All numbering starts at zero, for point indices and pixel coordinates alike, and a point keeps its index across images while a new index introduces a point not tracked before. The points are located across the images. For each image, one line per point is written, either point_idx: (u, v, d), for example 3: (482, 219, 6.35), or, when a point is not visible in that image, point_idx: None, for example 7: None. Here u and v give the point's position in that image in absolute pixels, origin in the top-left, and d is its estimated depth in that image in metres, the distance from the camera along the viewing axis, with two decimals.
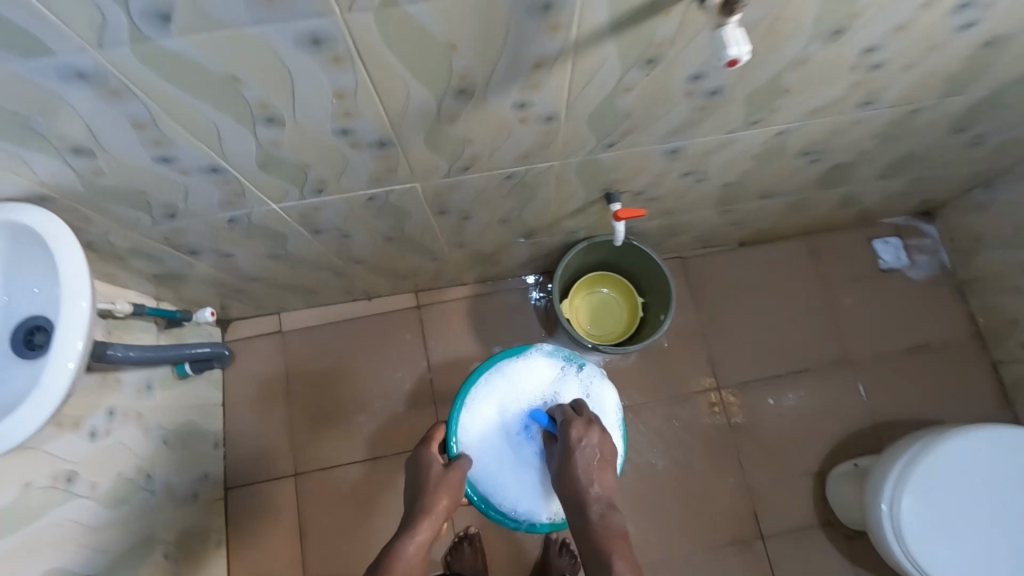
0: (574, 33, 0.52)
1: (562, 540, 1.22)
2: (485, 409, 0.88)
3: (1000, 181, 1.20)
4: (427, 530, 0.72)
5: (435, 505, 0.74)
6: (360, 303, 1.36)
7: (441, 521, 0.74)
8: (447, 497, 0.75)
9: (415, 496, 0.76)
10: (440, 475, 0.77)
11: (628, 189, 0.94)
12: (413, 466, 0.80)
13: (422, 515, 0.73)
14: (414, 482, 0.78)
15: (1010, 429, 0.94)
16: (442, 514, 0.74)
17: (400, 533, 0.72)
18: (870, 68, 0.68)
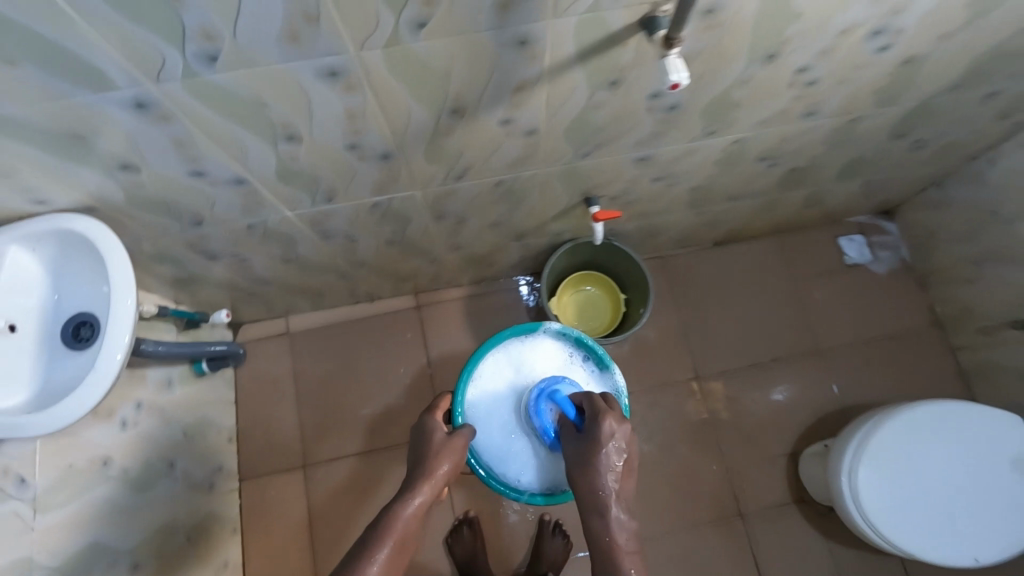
0: (547, 62, 0.63)
1: (555, 521, 1.31)
2: (491, 380, 0.96)
3: (949, 180, 1.32)
4: (426, 492, 0.75)
5: (435, 470, 0.78)
6: (363, 305, 1.46)
7: (440, 486, 0.78)
8: (446, 463, 0.79)
9: (417, 461, 0.80)
10: (441, 443, 0.81)
11: (606, 193, 1.04)
12: (416, 432, 0.84)
13: (423, 478, 0.76)
14: (417, 447, 0.82)
15: (955, 404, 1.05)
16: (441, 479, 0.77)
17: (401, 493, 0.75)
18: (807, 84, 0.79)
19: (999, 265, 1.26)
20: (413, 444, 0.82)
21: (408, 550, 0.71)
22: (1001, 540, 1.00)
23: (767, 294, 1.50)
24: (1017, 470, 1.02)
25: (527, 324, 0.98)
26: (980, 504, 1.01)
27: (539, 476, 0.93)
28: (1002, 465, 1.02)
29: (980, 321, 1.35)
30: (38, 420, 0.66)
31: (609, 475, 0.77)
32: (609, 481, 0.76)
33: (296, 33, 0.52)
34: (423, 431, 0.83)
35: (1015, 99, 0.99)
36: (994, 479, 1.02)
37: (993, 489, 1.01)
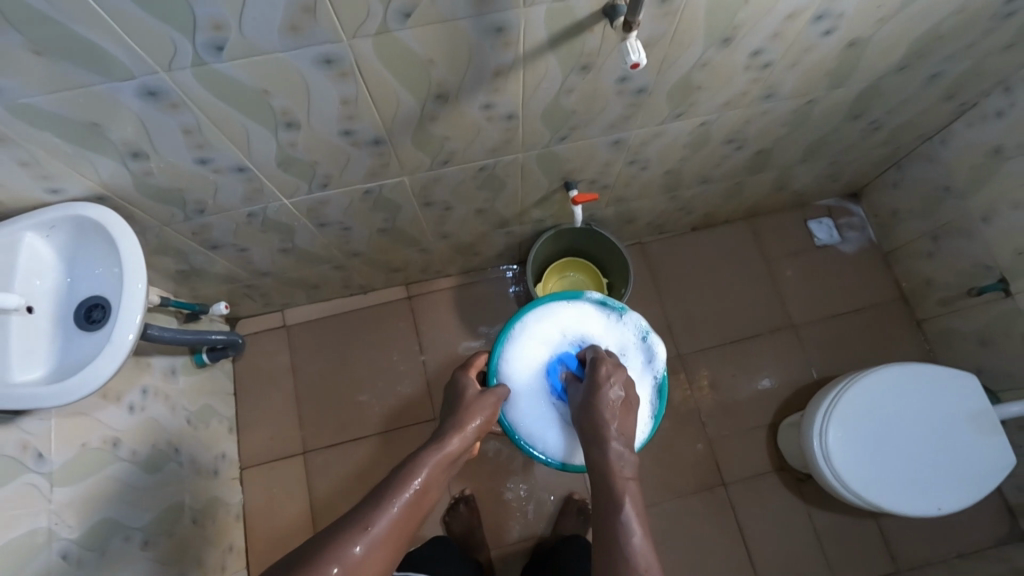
0: (522, 48, 0.69)
1: (579, 503, 1.36)
2: (530, 340, 1.04)
3: (906, 160, 1.40)
4: (459, 439, 0.85)
5: (468, 422, 0.89)
6: (356, 297, 1.51)
7: (472, 439, 0.88)
8: (478, 418, 0.90)
9: (453, 416, 0.91)
10: (474, 398, 0.93)
11: (584, 178, 1.11)
12: (455, 393, 0.97)
13: (458, 427, 0.87)
14: (455, 404, 0.94)
15: (917, 367, 1.12)
16: (473, 431, 0.88)
17: (437, 437, 0.85)
18: (762, 67, 0.86)
19: (955, 237, 1.34)
20: (451, 402, 0.94)
21: (438, 483, 0.80)
22: (960, 490, 1.07)
23: (742, 275, 1.58)
24: (974, 425, 1.09)
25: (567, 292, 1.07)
26: (942, 457, 1.08)
27: (564, 437, 1.01)
28: (961, 420, 1.09)
29: (941, 293, 1.43)
30: (104, 361, 0.72)
31: (609, 415, 0.86)
32: (609, 417, 0.86)
33: (296, 23, 0.58)
34: (460, 390, 0.97)
35: (957, 80, 1.07)
36: (953, 434, 1.09)
37: (952, 443, 1.08)
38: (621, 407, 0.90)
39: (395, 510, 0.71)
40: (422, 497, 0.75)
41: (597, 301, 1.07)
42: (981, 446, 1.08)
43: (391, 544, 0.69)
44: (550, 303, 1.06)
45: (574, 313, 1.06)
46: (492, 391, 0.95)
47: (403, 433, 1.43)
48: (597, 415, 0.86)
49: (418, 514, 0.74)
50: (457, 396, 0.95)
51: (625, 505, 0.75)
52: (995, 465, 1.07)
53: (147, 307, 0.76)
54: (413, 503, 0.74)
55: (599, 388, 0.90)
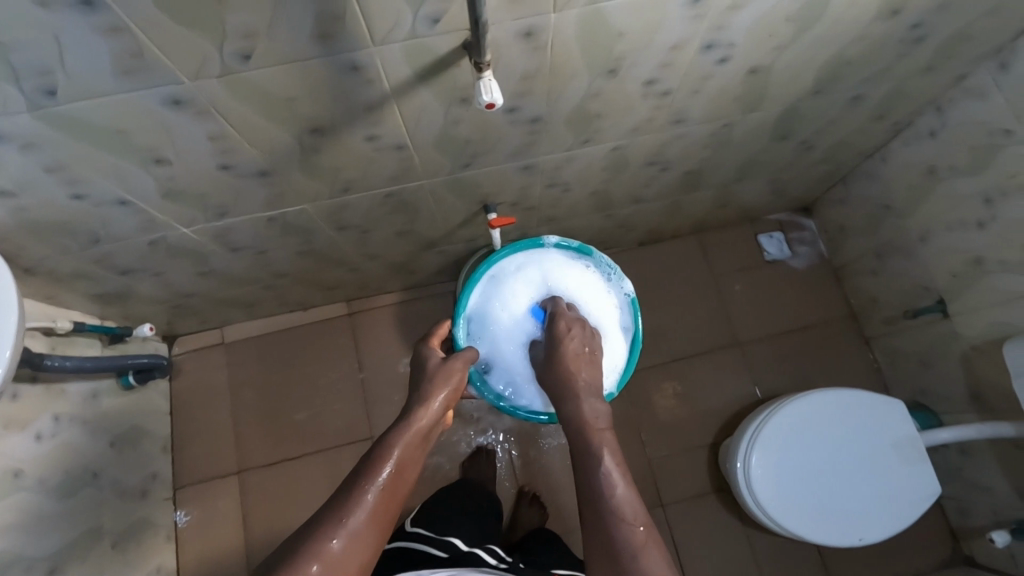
0: (388, 85, 0.68)
1: (533, 492, 1.39)
2: (496, 296, 1.01)
3: (851, 177, 1.38)
4: (428, 415, 0.83)
5: (434, 396, 0.86)
6: (296, 314, 1.50)
7: (441, 412, 0.86)
8: (445, 389, 0.87)
9: (417, 389, 0.88)
10: (438, 368, 0.89)
11: (503, 201, 1.09)
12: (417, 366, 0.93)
13: (424, 402, 0.85)
14: (418, 376, 0.91)
15: (839, 392, 1.10)
16: (440, 404, 0.86)
17: (404, 414, 0.83)
18: (661, 95, 0.84)
19: (896, 256, 1.31)
20: (413, 376, 0.90)
21: (415, 459, 0.79)
22: (880, 521, 1.06)
23: (688, 291, 1.56)
24: (897, 454, 1.08)
25: (527, 241, 1.02)
26: (864, 479, 1.07)
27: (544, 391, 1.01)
28: (887, 449, 1.08)
29: (886, 312, 1.40)
30: None
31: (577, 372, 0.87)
32: (574, 373, 0.87)
33: (127, 67, 0.56)
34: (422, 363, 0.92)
35: (882, 102, 1.04)
36: (878, 462, 1.07)
37: (879, 472, 1.07)
38: (585, 357, 0.90)
39: (371, 497, 0.70)
40: (398, 477, 0.74)
41: (557, 245, 1.03)
42: (906, 477, 1.07)
43: (373, 532, 0.68)
44: (507, 256, 1.02)
45: (534, 262, 1.03)
46: (461, 354, 0.92)
47: (338, 452, 1.42)
48: (566, 373, 0.87)
49: (397, 495, 0.73)
50: (420, 368, 0.91)
51: (602, 458, 0.75)
52: (919, 495, 1.06)
53: (19, 343, 0.75)
54: (389, 489, 0.72)
55: (557, 346, 0.90)
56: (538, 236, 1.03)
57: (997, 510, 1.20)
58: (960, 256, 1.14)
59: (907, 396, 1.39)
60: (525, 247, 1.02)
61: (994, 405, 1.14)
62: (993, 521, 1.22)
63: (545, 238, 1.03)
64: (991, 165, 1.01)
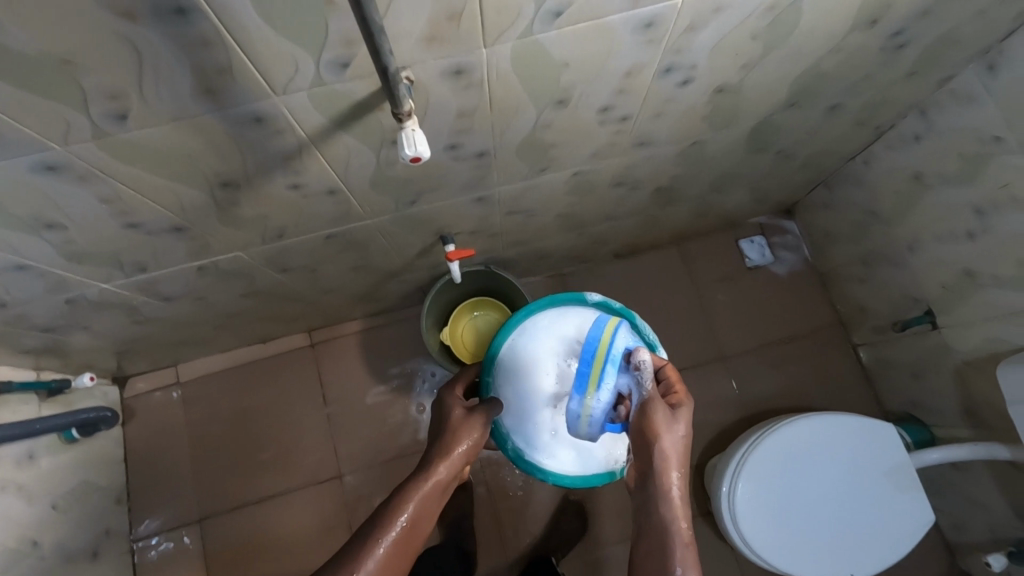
0: (302, 133, 0.59)
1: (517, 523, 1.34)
2: (532, 347, 0.92)
3: (834, 180, 1.30)
4: (448, 466, 0.81)
5: (456, 446, 0.83)
6: (255, 347, 1.41)
7: (460, 465, 0.83)
8: (466, 441, 0.84)
9: (439, 439, 0.86)
10: (462, 419, 0.87)
11: (461, 231, 1.01)
12: (441, 414, 0.90)
13: (444, 453, 0.82)
14: (441, 424, 0.89)
15: (831, 416, 1.05)
16: (461, 456, 0.83)
17: (425, 464, 0.81)
18: (620, 120, 0.76)
19: (883, 265, 1.24)
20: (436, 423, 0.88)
21: (431, 513, 0.76)
22: (869, 553, 1.01)
23: (669, 303, 1.49)
24: (889, 482, 1.03)
25: (568, 295, 0.94)
26: (854, 508, 1.02)
27: (565, 456, 0.92)
28: (877, 476, 1.03)
29: (874, 320, 1.34)
30: None
31: (675, 466, 0.72)
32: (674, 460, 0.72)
33: None
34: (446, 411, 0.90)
35: (864, 109, 0.97)
36: (868, 491, 1.02)
37: (868, 501, 1.02)
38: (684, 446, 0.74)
39: (382, 551, 0.68)
40: (411, 531, 0.72)
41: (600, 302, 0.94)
42: (895, 506, 1.02)
43: None
44: (547, 308, 0.94)
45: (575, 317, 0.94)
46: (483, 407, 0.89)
47: (307, 493, 1.34)
48: (669, 453, 0.72)
49: (411, 549, 0.71)
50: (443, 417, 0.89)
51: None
52: (910, 526, 1.02)
53: None
54: (403, 540, 0.70)
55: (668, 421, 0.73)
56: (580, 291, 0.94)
57: (994, 526, 1.15)
58: (949, 267, 1.08)
59: (899, 406, 1.34)
60: (566, 300, 0.94)
61: (987, 422, 1.09)
62: (990, 537, 1.18)
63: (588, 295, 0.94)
64: (982, 174, 0.94)
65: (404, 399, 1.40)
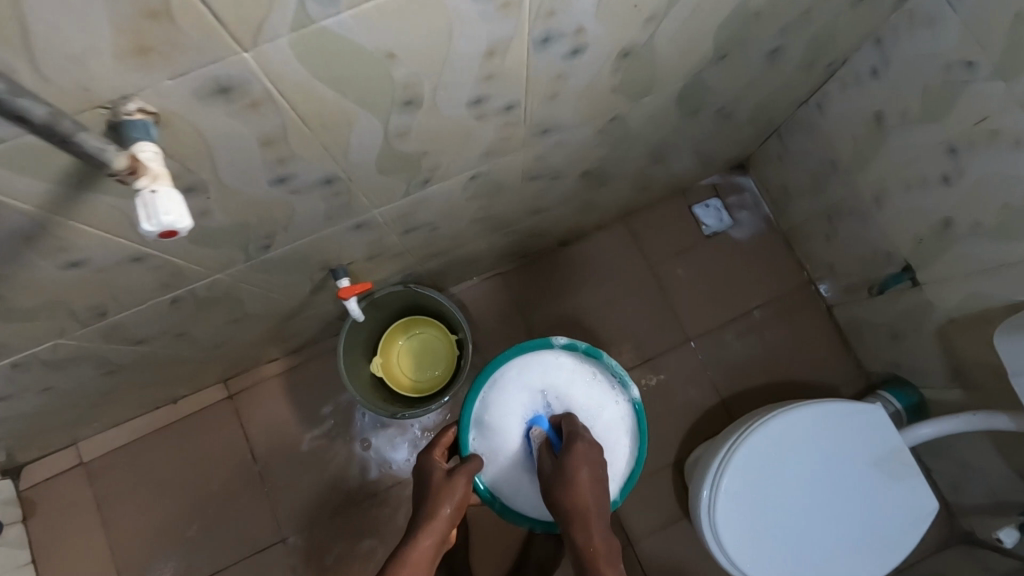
0: (26, 206, 0.41)
1: (490, 556, 1.21)
2: (506, 399, 0.92)
3: (786, 129, 1.15)
4: (432, 533, 0.78)
5: (439, 510, 0.80)
6: (166, 409, 1.24)
7: (447, 527, 0.79)
8: (449, 502, 0.80)
9: (422, 501, 0.82)
10: (441, 482, 0.82)
11: (353, 261, 0.84)
12: (420, 476, 0.86)
13: (428, 518, 0.79)
14: (422, 487, 0.84)
15: (824, 404, 0.92)
16: (447, 518, 0.79)
17: (409, 531, 0.79)
18: (505, 110, 0.59)
19: (849, 219, 1.11)
20: (417, 486, 0.84)
21: None
22: (866, 554, 0.90)
23: (623, 287, 1.34)
24: (887, 474, 0.91)
25: (534, 341, 0.93)
26: (849, 502, 0.90)
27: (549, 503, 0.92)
28: (873, 468, 0.91)
29: (845, 279, 1.22)
30: None
31: (586, 507, 0.71)
32: (582, 504, 0.72)
33: None
34: (425, 475, 0.86)
35: (809, 48, 0.81)
36: (862, 484, 0.91)
37: (860, 496, 0.91)
38: (596, 488, 0.73)
39: None
40: None
41: (567, 346, 0.94)
42: (890, 498, 0.91)
43: None
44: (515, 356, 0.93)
45: (542, 365, 0.94)
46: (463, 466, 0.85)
47: (247, 564, 1.19)
48: (572, 501, 0.72)
49: None
50: (423, 480, 0.84)
51: None
52: (908, 518, 0.90)
53: None
54: None
55: (567, 472, 0.73)
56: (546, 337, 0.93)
57: (995, 491, 1.05)
58: (922, 217, 0.94)
59: (882, 367, 1.23)
60: (533, 347, 0.93)
61: (979, 385, 0.97)
62: (991, 501, 1.08)
63: (554, 338, 0.94)
64: (952, 108, 0.79)
65: (343, 440, 1.25)
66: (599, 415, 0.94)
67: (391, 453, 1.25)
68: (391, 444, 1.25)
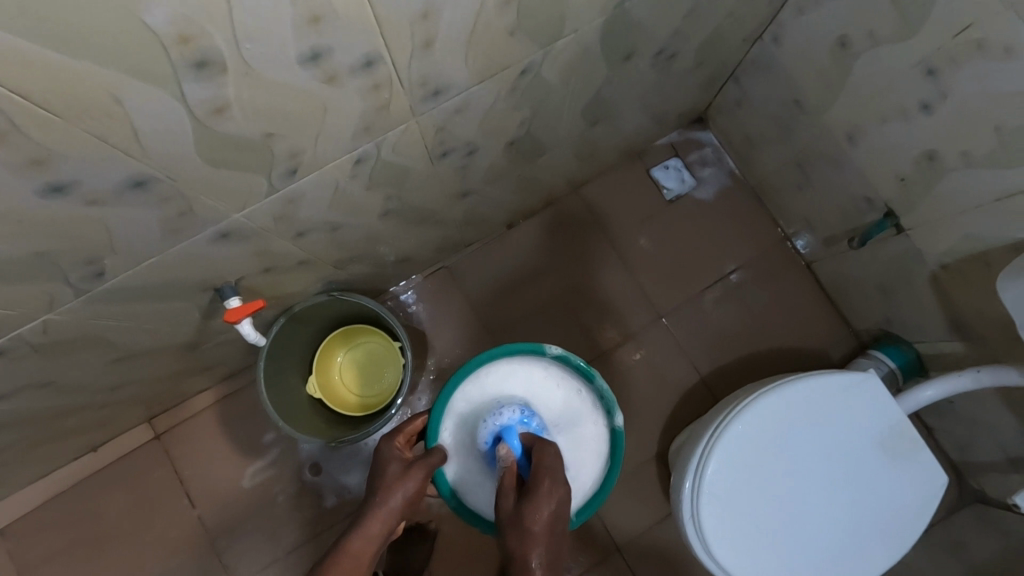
0: None
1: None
2: (482, 396, 0.84)
3: (741, 71, 1.03)
4: (380, 522, 0.67)
5: (391, 498, 0.68)
6: (84, 459, 1.10)
7: (397, 519, 0.69)
8: (403, 491, 0.69)
9: (374, 485, 0.71)
10: (396, 475, 0.70)
11: (241, 276, 0.70)
12: (375, 462, 0.74)
13: (377, 505, 0.68)
14: (376, 471, 0.73)
15: (820, 376, 0.81)
16: (399, 507, 0.68)
17: (357, 517, 0.68)
18: (365, 68, 0.45)
19: (820, 166, 0.99)
20: (371, 471, 0.73)
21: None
22: (872, 542, 0.79)
23: (584, 265, 1.22)
24: (894, 451, 0.80)
25: (526, 344, 0.85)
26: (850, 485, 0.80)
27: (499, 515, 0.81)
28: (880, 446, 0.80)
29: (822, 232, 1.10)
30: None
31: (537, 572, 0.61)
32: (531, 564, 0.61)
33: None
34: (380, 463, 0.74)
35: None
36: (865, 465, 0.80)
37: (860, 478, 0.80)
38: (549, 546, 0.63)
39: None
40: None
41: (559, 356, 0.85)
42: (894, 477, 0.80)
43: None
44: (504, 355, 0.85)
45: (527, 371, 0.86)
46: (423, 461, 0.72)
47: None
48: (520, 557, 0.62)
49: None
50: (378, 466, 0.73)
51: None
52: (915, 501, 0.80)
53: None
54: None
55: (524, 522, 0.63)
56: (538, 343, 0.85)
57: (1005, 449, 0.96)
58: (901, 154, 0.82)
59: (871, 324, 1.12)
60: (522, 350, 0.85)
61: (979, 336, 0.87)
62: (1002, 460, 0.98)
63: (547, 346, 0.86)
64: (925, 20, 0.67)
65: (291, 469, 1.12)
66: (572, 435, 0.85)
67: (345, 477, 1.12)
68: (344, 467, 1.13)
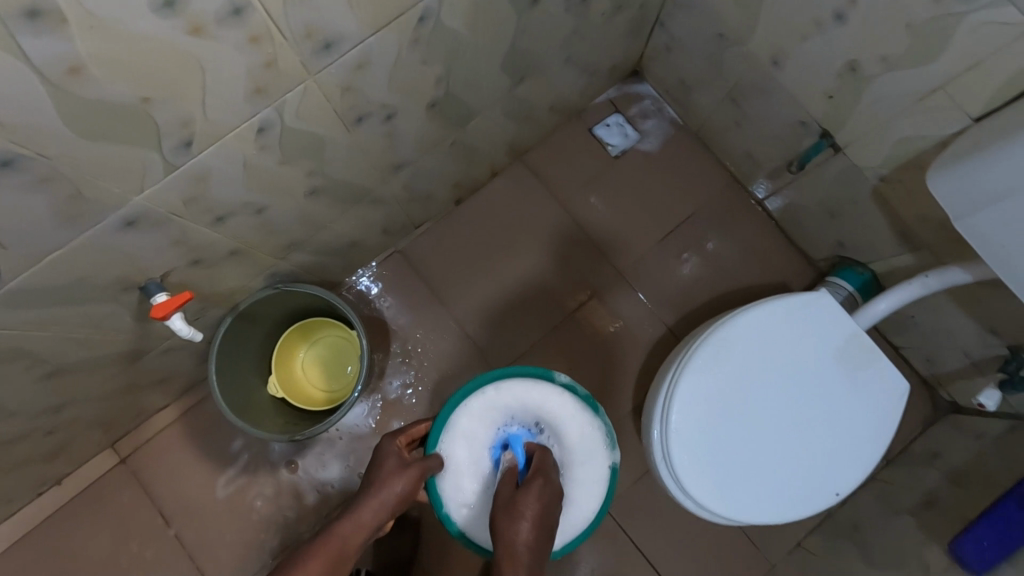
0: None
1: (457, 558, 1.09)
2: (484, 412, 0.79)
3: (665, 14, 1.02)
4: (372, 511, 0.64)
5: (387, 488, 0.66)
6: (49, 492, 1.07)
7: (388, 512, 0.66)
8: (401, 484, 0.66)
9: (371, 476, 0.68)
10: (393, 469, 0.68)
11: (164, 269, 0.67)
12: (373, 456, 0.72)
13: (373, 491, 0.65)
14: (373, 464, 0.70)
15: (772, 305, 0.80)
16: (394, 500, 0.65)
17: (348, 505, 0.65)
18: (234, 17, 0.43)
19: (753, 98, 0.99)
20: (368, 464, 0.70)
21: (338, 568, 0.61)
22: (842, 461, 0.80)
23: (538, 232, 1.20)
24: (856, 370, 0.80)
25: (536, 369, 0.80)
26: (817, 410, 0.80)
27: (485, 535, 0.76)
28: (842, 370, 0.80)
29: (767, 166, 1.10)
30: None
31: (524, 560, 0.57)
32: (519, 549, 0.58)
33: None
34: (377, 457, 0.71)
35: None
36: (829, 389, 0.80)
37: (825, 407, 0.80)
38: (539, 535, 0.60)
39: None
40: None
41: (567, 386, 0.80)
42: (857, 394, 0.80)
43: None
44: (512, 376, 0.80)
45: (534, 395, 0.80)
46: (420, 462, 0.70)
47: None
48: (507, 541, 0.58)
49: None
50: (376, 458, 0.70)
51: None
52: (880, 415, 0.80)
53: None
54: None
55: (519, 506, 0.62)
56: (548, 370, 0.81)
57: (967, 354, 0.96)
58: (824, 71, 0.82)
59: (826, 252, 1.12)
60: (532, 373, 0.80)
61: (925, 243, 0.87)
62: (966, 365, 0.99)
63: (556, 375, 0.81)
64: None
65: (265, 474, 1.10)
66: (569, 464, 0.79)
67: (321, 473, 1.10)
68: (319, 464, 1.10)
